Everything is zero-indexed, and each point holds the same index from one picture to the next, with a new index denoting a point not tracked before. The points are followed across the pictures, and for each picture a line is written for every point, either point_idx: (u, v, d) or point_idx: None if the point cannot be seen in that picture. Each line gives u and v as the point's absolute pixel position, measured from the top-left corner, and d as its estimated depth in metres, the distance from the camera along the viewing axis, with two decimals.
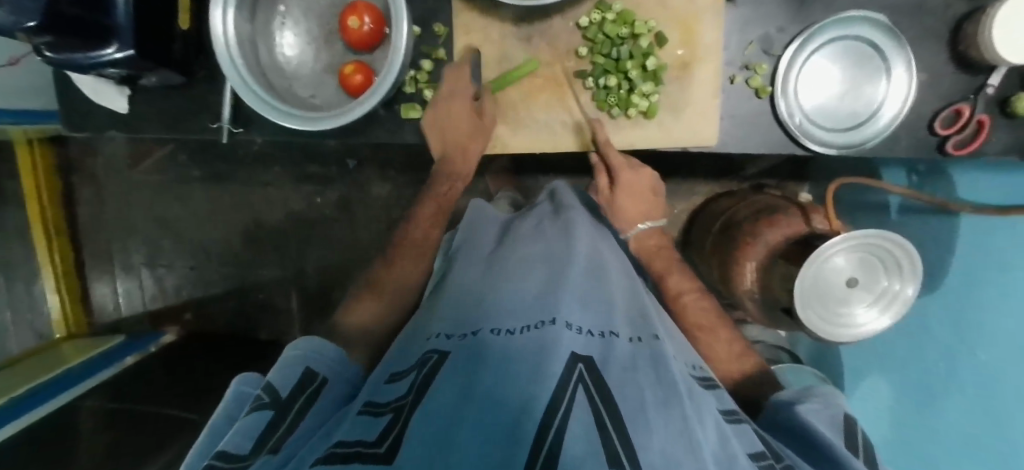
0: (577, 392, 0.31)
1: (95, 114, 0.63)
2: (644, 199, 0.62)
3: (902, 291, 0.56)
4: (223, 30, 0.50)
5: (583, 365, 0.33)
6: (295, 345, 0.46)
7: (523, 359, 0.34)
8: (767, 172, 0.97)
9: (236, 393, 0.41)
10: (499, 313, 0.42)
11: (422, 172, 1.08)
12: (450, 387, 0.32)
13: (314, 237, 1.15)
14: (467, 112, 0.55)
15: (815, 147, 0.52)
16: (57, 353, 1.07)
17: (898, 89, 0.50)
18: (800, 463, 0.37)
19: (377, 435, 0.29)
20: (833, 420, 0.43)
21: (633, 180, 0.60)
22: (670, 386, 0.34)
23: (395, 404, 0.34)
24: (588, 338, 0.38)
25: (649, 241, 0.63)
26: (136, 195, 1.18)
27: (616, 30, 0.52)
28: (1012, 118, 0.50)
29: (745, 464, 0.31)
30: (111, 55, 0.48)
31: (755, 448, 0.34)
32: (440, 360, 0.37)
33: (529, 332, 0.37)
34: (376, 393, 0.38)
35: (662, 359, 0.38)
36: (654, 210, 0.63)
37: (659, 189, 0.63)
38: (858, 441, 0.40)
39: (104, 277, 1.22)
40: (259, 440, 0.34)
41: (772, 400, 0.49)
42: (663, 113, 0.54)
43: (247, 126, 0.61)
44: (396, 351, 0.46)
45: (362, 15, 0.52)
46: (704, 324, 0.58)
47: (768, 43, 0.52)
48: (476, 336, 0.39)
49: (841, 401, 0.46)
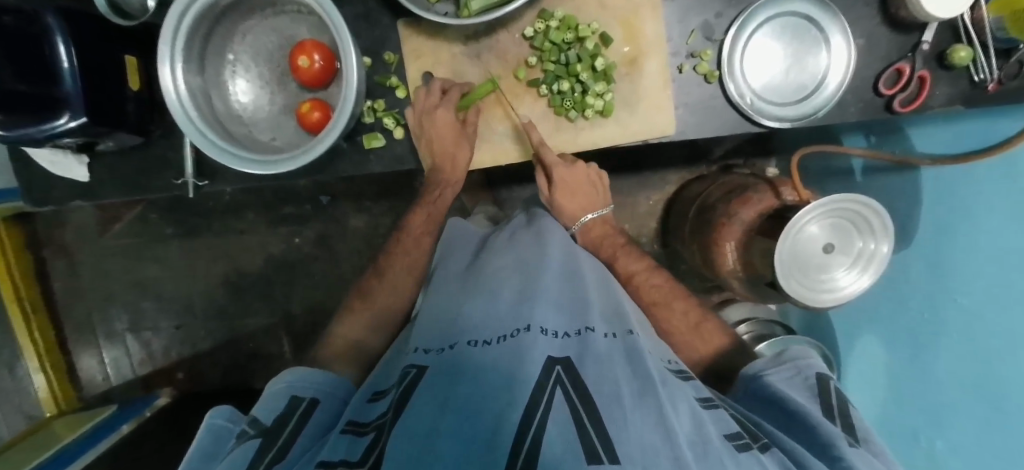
0: (555, 392, 0.32)
1: (52, 187, 0.62)
2: (585, 191, 0.62)
3: (877, 250, 0.57)
4: (174, 85, 0.49)
5: (560, 368, 0.35)
6: (279, 379, 0.46)
7: (500, 366, 0.34)
8: (732, 152, 0.99)
9: (207, 428, 0.39)
10: (472, 325, 0.42)
11: (396, 198, 1.08)
12: (429, 396, 0.32)
13: (297, 277, 1.14)
14: (452, 122, 0.55)
15: (769, 123, 0.53)
16: (48, 430, 1.03)
17: (839, 57, 0.52)
18: (777, 436, 0.38)
19: (362, 453, 0.31)
20: (807, 387, 0.44)
21: (569, 176, 0.59)
22: (645, 377, 0.35)
23: (377, 422, 0.35)
24: (563, 340, 0.39)
25: (598, 232, 0.65)
26: (110, 261, 1.16)
27: (562, 36, 0.53)
28: (951, 69, 0.52)
29: (722, 445, 0.31)
30: (64, 125, 0.47)
31: (732, 430, 0.35)
32: (417, 375, 0.36)
33: (506, 341, 0.38)
34: (358, 412, 0.38)
35: (637, 351, 0.39)
36: (596, 200, 0.63)
37: (598, 177, 0.63)
38: (833, 404, 0.42)
39: (88, 348, 1.19)
40: (249, 466, 0.33)
41: (743, 374, 0.49)
42: (619, 110, 0.56)
43: (212, 179, 0.60)
44: (379, 374, 0.47)
45: (312, 53, 0.53)
46: (659, 301, 0.60)
47: (709, 30, 0.54)
48: (453, 350, 0.39)
49: (812, 359, 0.47)
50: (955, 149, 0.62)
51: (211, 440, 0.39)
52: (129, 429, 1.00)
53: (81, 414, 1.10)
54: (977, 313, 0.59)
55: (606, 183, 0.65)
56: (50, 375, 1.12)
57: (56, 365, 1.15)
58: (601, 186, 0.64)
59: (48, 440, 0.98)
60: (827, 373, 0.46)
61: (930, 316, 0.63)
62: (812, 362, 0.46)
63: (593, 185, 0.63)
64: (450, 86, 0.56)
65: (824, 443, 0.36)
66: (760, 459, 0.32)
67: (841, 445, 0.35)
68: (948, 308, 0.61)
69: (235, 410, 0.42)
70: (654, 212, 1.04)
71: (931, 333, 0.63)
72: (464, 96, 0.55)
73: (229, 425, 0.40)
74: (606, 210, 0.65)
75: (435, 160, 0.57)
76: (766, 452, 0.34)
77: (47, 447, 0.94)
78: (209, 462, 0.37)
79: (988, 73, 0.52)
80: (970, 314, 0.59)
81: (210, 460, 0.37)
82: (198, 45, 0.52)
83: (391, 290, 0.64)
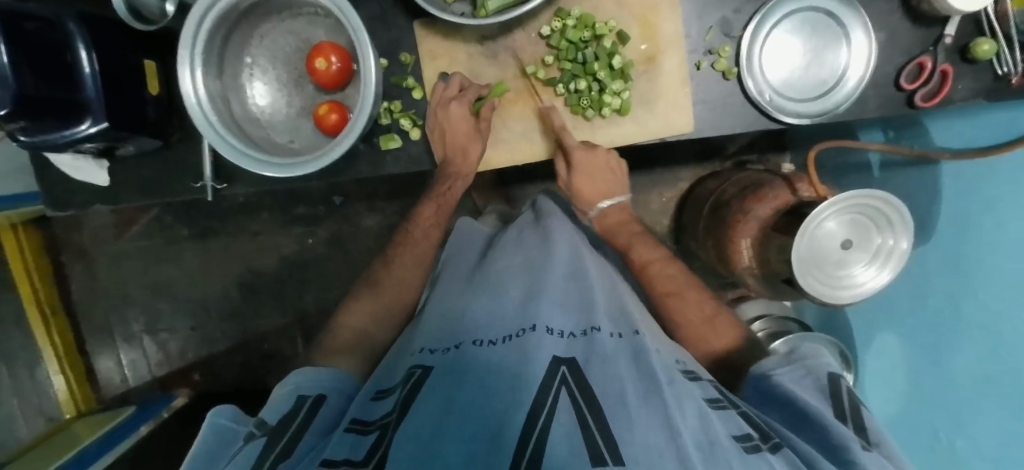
0: (561, 394, 0.32)
1: (75, 192, 0.62)
2: (604, 178, 0.59)
3: (896, 246, 0.57)
4: (193, 89, 0.49)
5: (566, 368, 0.35)
6: (284, 382, 0.47)
7: (506, 366, 0.35)
8: (745, 148, 0.99)
9: (212, 427, 0.39)
10: (478, 325, 0.43)
11: (408, 198, 1.09)
12: (435, 395, 0.32)
13: (311, 277, 1.15)
14: (467, 115, 0.54)
15: (789, 120, 0.53)
16: (69, 431, 1.05)
17: (860, 53, 0.52)
18: (790, 438, 0.38)
19: (365, 452, 0.31)
20: (818, 387, 0.44)
21: (589, 162, 0.56)
22: (651, 377, 0.35)
23: (381, 421, 0.36)
24: (569, 341, 0.40)
25: (615, 218, 0.64)
26: (126, 263, 1.17)
27: (579, 35, 0.53)
28: (974, 63, 0.52)
29: (730, 445, 0.31)
30: (86, 130, 0.48)
31: (740, 430, 0.35)
32: (422, 375, 0.37)
33: (511, 340, 0.39)
34: (362, 411, 0.39)
35: (642, 350, 0.39)
36: (614, 186, 0.61)
37: (619, 166, 0.59)
38: (846, 405, 0.41)
39: (106, 350, 1.20)
40: (257, 461, 0.33)
41: (754, 371, 0.49)
42: (636, 109, 0.56)
43: (230, 182, 0.61)
44: (384, 370, 0.47)
45: (328, 55, 0.53)
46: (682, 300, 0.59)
47: (727, 26, 0.54)
48: (458, 349, 0.39)
49: (825, 362, 0.47)
50: (1000, 136, 0.58)
51: (216, 439, 0.39)
52: (149, 430, 1.00)
53: (100, 415, 1.12)
54: (999, 311, 0.57)
55: (626, 169, 0.61)
56: (70, 376, 1.15)
57: (75, 367, 1.17)
58: (621, 172, 0.61)
59: (69, 440, 1.00)
60: (838, 373, 0.45)
61: (949, 312, 0.62)
62: (823, 362, 0.46)
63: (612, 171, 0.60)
64: (468, 85, 0.56)
65: (838, 445, 0.36)
66: (769, 460, 0.32)
67: (855, 449, 0.35)
68: (969, 304, 0.60)
69: (238, 408, 0.43)
70: (666, 209, 1.04)
71: (949, 330, 0.63)
72: (480, 98, 0.55)
73: (232, 424, 0.40)
74: (624, 196, 0.64)
75: (446, 154, 0.56)
76: (777, 453, 0.34)
77: (67, 449, 0.95)
78: (214, 460, 0.37)
79: (1011, 66, 0.51)
80: (992, 312, 0.58)
81: (217, 458, 0.37)
82: (217, 44, 0.52)
83: (402, 290, 0.64)
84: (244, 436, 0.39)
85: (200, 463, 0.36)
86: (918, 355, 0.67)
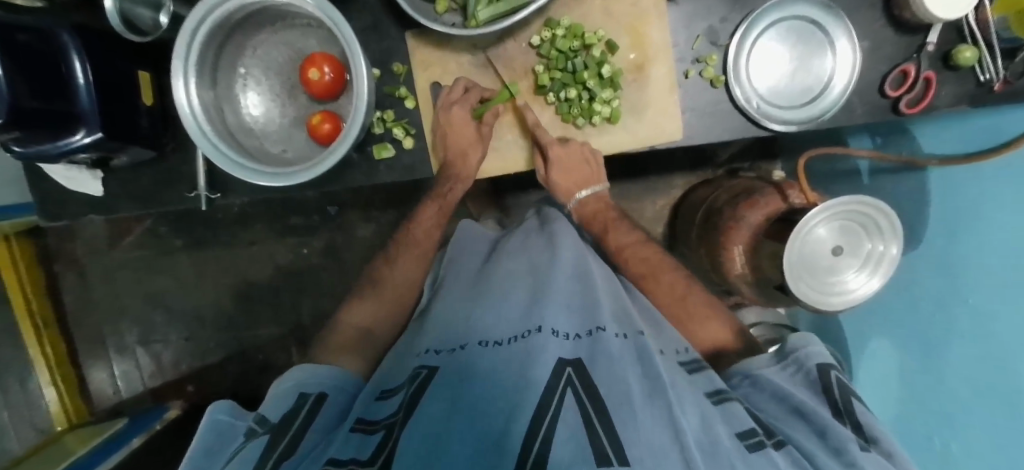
0: (566, 394, 0.32)
1: (68, 203, 0.62)
2: (579, 169, 0.58)
3: (886, 252, 0.57)
4: (188, 100, 0.50)
5: (571, 369, 0.35)
6: (282, 379, 0.46)
7: (510, 368, 0.35)
8: (737, 156, 1.00)
9: (212, 424, 0.39)
10: (483, 327, 0.43)
11: (403, 207, 1.09)
12: (442, 397, 0.32)
13: (306, 287, 1.15)
14: (466, 120, 0.56)
15: (776, 127, 0.54)
16: (61, 445, 1.04)
17: (843, 62, 0.53)
18: (792, 436, 0.38)
19: (372, 452, 0.31)
20: (810, 384, 0.44)
21: (563, 158, 0.56)
22: (655, 378, 0.35)
23: (387, 421, 0.35)
24: (575, 342, 0.40)
25: (593, 207, 0.64)
26: (120, 274, 1.17)
27: (568, 44, 0.54)
28: (957, 70, 0.53)
29: (732, 445, 0.31)
30: (79, 141, 0.48)
31: (745, 427, 0.34)
32: (430, 374, 0.37)
33: (517, 342, 0.39)
34: (368, 411, 0.38)
35: (647, 351, 0.39)
36: (591, 177, 0.60)
37: (594, 156, 0.58)
38: (839, 400, 0.41)
39: (99, 362, 1.19)
40: (258, 462, 0.33)
41: (742, 369, 0.48)
42: (627, 117, 0.57)
43: (225, 192, 0.61)
44: (389, 366, 0.48)
45: (321, 66, 0.53)
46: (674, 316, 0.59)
47: (714, 35, 0.55)
48: (464, 351, 0.40)
49: (813, 351, 0.46)
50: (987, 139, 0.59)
51: (216, 436, 0.39)
52: (140, 442, 0.99)
53: (92, 427, 1.11)
54: (990, 313, 0.56)
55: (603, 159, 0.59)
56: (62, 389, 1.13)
57: (67, 379, 1.16)
58: (597, 163, 0.59)
59: (60, 454, 0.99)
60: (828, 363, 0.45)
61: (942, 316, 0.62)
62: (812, 353, 0.46)
63: (589, 164, 0.59)
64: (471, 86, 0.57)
65: (836, 446, 0.36)
66: (773, 458, 0.31)
67: (852, 449, 0.35)
68: (959, 308, 0.60)
69: (237, 404, 0.43)
70: (661, 216, 1.05)
71: (940, 333, 0.63)
72: (483, 101, 0.57)
73: (232, 420, 0.40)
74: (600, 187, 0.62)
75: (448, 156, 0.57)
76: (780, 449, 0.34)
77: (60, 461, 0.95)
78: (213, 455, 0.37)
79: (993, 73, 0.52)
80: (980, 314, 0.57)
81: (216, 453, 0.37)
82: (210, 57, 0.52)
83: (396, 300, 0.63)
84: (244, 431, 0.39)
85: (203, 458, 0.36)
86: (913, 357, 0.67)
